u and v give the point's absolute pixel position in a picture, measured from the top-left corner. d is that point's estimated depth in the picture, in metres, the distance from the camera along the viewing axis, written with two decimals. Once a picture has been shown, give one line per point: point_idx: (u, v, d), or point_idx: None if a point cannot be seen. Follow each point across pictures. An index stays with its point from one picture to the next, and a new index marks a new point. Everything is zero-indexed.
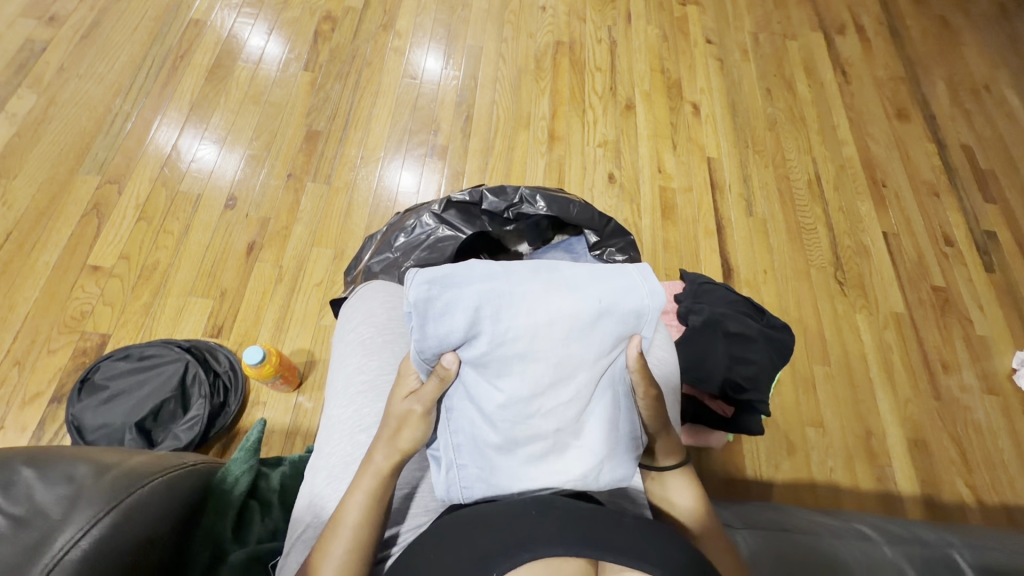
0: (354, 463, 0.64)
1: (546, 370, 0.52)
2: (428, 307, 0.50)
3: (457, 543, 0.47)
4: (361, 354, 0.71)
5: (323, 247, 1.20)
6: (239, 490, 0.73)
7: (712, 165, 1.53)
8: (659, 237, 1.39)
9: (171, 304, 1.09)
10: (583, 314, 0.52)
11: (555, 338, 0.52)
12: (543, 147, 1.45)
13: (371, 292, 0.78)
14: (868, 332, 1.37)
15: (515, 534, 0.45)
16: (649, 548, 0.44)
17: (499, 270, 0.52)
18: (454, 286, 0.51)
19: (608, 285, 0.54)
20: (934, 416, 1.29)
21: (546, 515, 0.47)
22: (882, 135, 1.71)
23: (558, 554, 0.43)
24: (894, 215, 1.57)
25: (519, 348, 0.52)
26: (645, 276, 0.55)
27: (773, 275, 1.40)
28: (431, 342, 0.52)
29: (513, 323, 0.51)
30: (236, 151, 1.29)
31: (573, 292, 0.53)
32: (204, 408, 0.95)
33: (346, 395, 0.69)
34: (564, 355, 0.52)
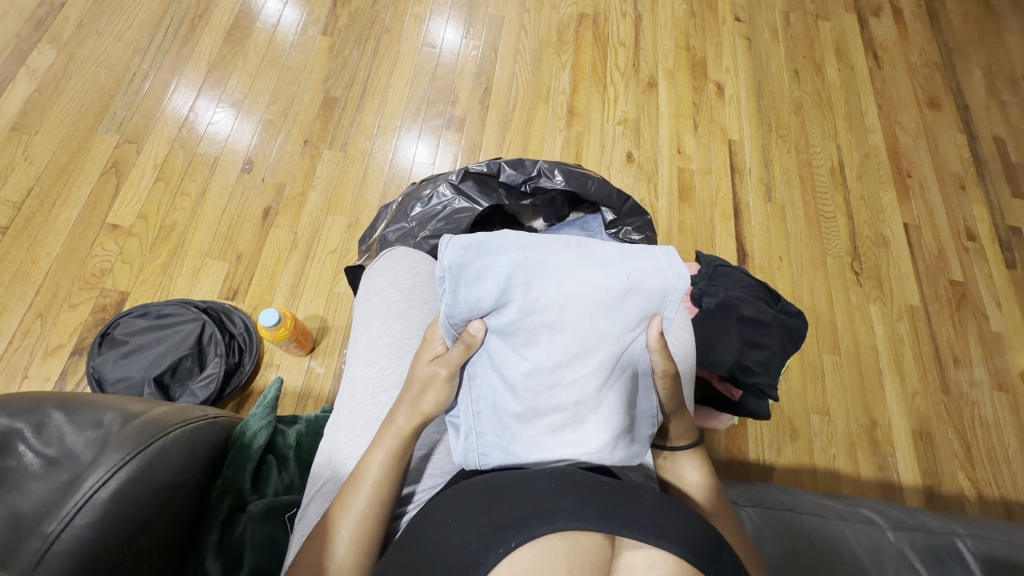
0: (374, 423, 0.65)
1: (571, 343, 0.53)
2: (461, 272, 0.51)
3: (476, 509, 0.48)
4: (384, 317, 0.72)
5: (338, 215, 1.21)
6: (258, 445, 0.74)
7: (733, 147, 1.50)
8: (674, 219, 1.37)
9: (189, 265, 1.10)
10: (610, 290, 0.53)
11: (583, 310, 0.52)
12: (561, 123, 1.43)
13: (395, 255, 0.78)
14: (881, 324, 1.35)
15: (535, 505, 0.45)
16: (667, 525, 0.45)
17: (532, 241, 0.53)
18: (488, 254, 0.51)
19: (637, 263, 0.54)
20: (941, 409, 1.29)
21: (564, 488, 0.47)
22: (910, 124, 1.66)
23: (577, 527, 0.43)
24: (916, 206, 1.53)
25: (547, 318, 0.52)
26: (672, 257, 0.55)
27: (789, 262, 1.38)
28: (461, 307, 0.52)
29: (546, 290, 0.51)
30: (253, 115, 1.28)
31: (603, 267, 0.53)
32: (220, 366, 0.97)
33: (368, 356, 0.70)
34: (591, 329, 0.53)
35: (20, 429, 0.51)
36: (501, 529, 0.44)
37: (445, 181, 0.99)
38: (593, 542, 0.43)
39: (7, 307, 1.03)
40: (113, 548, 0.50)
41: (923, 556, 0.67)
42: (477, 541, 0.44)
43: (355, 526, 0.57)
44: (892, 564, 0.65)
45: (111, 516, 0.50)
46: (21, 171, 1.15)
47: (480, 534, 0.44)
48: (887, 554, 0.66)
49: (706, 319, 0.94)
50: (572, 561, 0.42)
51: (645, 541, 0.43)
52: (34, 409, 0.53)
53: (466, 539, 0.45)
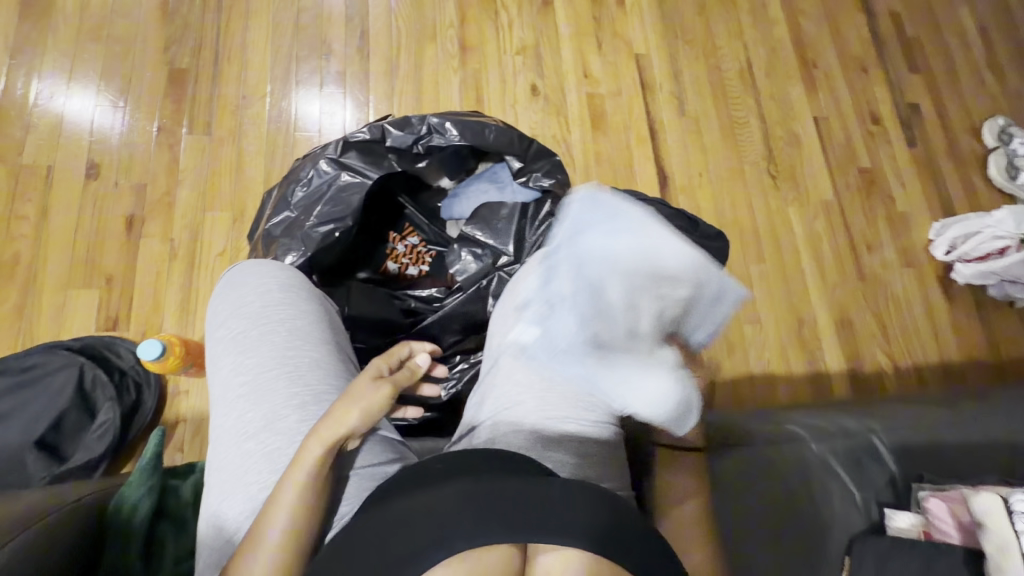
0: (247, 474, 0.58)
1: (577, 295, 0.57)
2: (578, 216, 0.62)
3: (378, 537, 0.45)
4: (233, 353, 0.64)
5: (218, 210, 1.06)
6: (143, 514, 0.60)
7: (641, 62, 1.41)
8: (590, 151, 1.30)
9: (50, 300, 0.95)
10: (621, 258, 0.57)
11: (594, 272, 0.58)
12: (455, 62, 1.28)
13: (239, 274, 0.71)
14: (800, 224, 1.39)
15: (435, 529, 0.44)
16: (571, 518, 0.45)
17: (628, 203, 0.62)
18: (599, 202, 0.62)
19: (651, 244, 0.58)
20: (859, 296, 1.36)
21: (464, 499, 0.46)
22: (813, 9, 1.62)
23: (478, 544, 0.44)
24: (824, 97, 1.53)
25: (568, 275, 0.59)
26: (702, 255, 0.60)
27: (709, 177, 1.36)
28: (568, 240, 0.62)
29: (644, 235, 0.58)
30: (84, 101, 1.07)
31: (617, 242, 0.58)
32: (114, 411, 0.86)
33: (226, 402, 0.63)
34: (599, 288, 0.57)
35: None
36: (405, 561, 0.43)
37: (326, 156, 0.86)
38: (496, 558, 0.44)
39: None
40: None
41: (844, 462, 0.75)
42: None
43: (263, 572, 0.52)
44: (817, 473, 0.74)
45: None
46: None
47: (381, 566, 0.43)
48: (813, 466, 0.74)
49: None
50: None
51: (548, 540, 0.44)
52: None
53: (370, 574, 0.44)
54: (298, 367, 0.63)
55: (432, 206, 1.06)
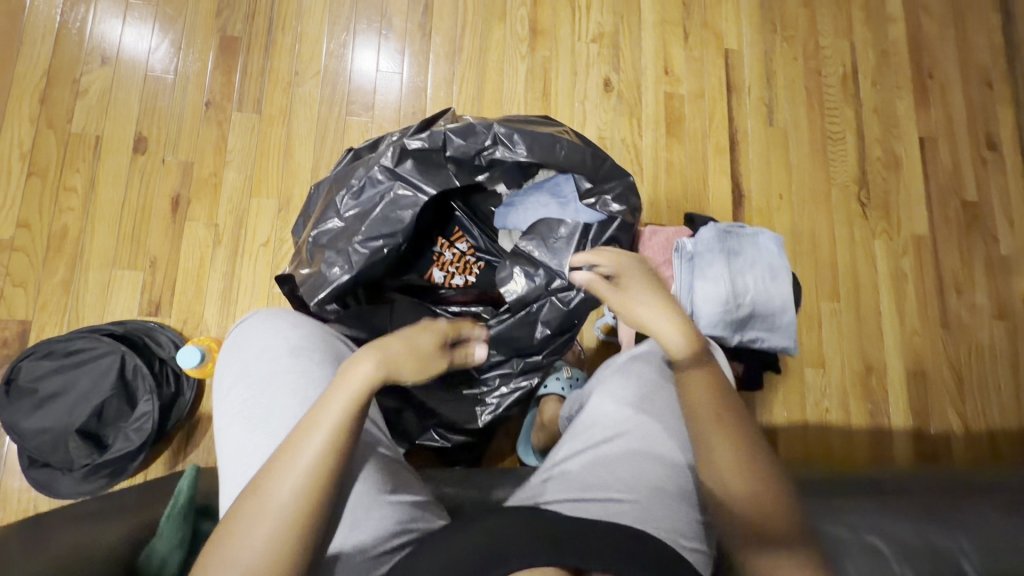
0: None
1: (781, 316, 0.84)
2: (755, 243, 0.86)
3: (439, 557, 0.51)
4: (241, 423, 0.62)
5: (264, 196, 1.01)
6: (172, 567, 0.61)
7: (730, 59, 1.26)
8: (661, 159, 1.18)
9: (94, 279, 0.94)
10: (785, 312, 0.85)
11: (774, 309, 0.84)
12: (524, 47, 1.16)
13: (247, 330, 0.68)
14: (885, 260, 1.25)
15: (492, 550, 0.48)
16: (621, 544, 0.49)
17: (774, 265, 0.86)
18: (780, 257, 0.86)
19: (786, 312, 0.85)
20: (939, 347, 1.23)
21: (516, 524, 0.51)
22: (938, 6, 1.40)
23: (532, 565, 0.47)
24: (935, 114, 1.34)
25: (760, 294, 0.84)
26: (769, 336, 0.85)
27: (790, 198, 1.23)
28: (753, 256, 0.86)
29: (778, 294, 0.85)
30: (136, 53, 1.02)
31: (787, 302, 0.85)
32: (153, 403, 0.85)
33: (235, 476, 0.60)
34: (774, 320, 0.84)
35: None
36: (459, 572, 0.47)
37: (382, 162, 0.79)
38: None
39: None
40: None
41: None
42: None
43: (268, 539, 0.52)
44: None
45: None
46: None
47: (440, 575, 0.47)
48: None
49: (705, 288, 0.83)
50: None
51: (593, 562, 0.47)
52: None
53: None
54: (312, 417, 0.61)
55: (482, 207, 0.99)
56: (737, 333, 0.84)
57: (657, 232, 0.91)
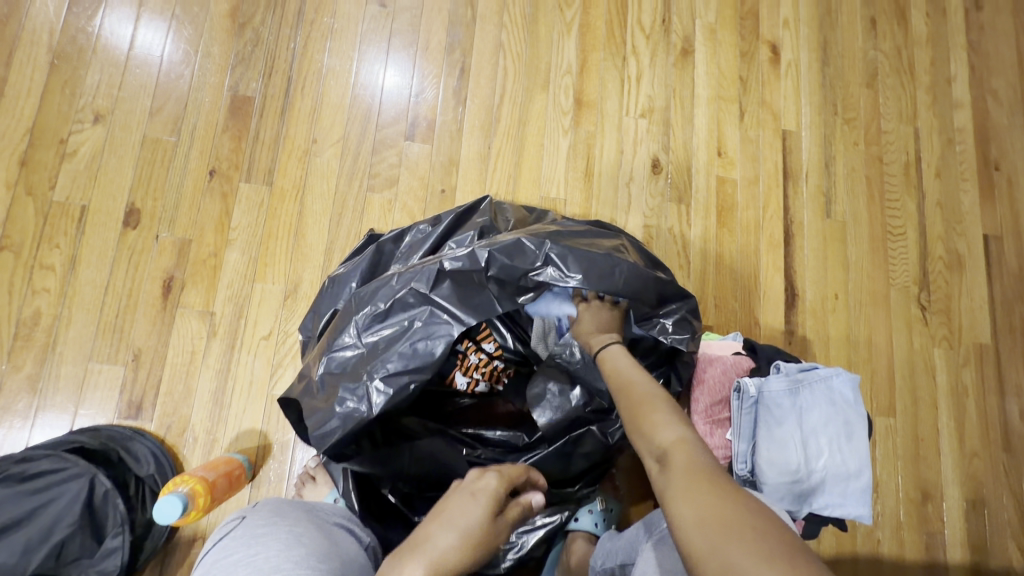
0: None
1: (856, 475, 0.72)
2: (829, 386, 0.75)
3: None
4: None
5: (269, 281, 0.89)
6: None
7: (788, 142, 1.15)
8: (710, 251, 1.07)
9: (68, 373, 0.82)
10: (861, 472, 0.73)
11: (851, 466, 0.72)
12: (567, 120, 1.05)
13: (226, 553, 0.55)
14: (945, 371, 1.14)
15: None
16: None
17: (851, 414, 0.74)
18: (856, 406, 0.75)
19: (861, 470, 0.73)
20: (1000, 471, 1.12)
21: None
22: (1006, 92, 1.30)
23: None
24: (1001, 210, 1.24)
25: (835, 451, 0.72)
26: (845, 499, 0.72)
27: (847, 298, 1.12)
28: (827, 401, 0.73)
29: (855, 447, 0.73)
30: (139, 108, 0.91)
31: (863, 458, 0.73)
32: (124, 537, 0.73)
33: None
34: (849, 480, 0.72)
35: None
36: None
37: (413, 280, 0.69)
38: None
39: None
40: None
41: None
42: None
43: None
44: None
45: None
46: None
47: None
48: None
49: (772, 451, 0.70)
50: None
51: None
52: None
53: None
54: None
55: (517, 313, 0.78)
56: (808, 505, 0.71)
57: (712, 363, 0.80)
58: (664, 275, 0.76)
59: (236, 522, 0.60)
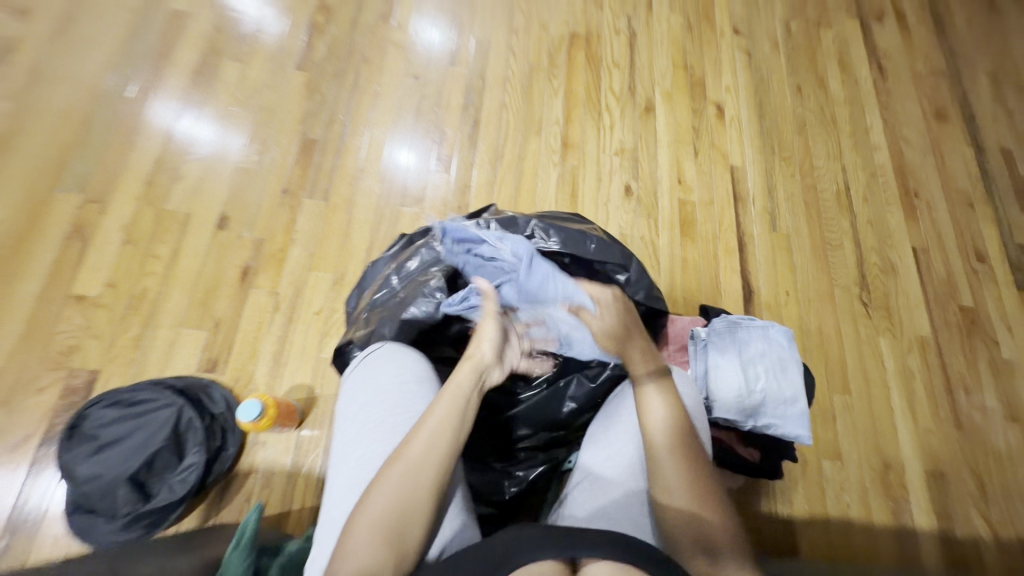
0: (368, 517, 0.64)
1: (792, 400, 0.89)
2: (765, 332, 0.94)
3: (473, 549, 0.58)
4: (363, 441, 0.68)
5: (322, 271, 1.13)
6: None
7: (736, 174, 1.43)
8: (676, 255, 1.31)
9: (163, 336, 1.03)
10: (799, 399, 0.89)
11: (788, 393, 0.89)
12: (556, 156, 1.35)
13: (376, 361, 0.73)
14: (892, 358, 1.31)
15: (507, 548, 0.57)
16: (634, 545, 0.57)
17: (785, 353, 0.92)
18: (790, 350, 0.93)
19: (799, 398, 0.89)
20: (954, 446, 1.25)
21: (526, 529, 0.59)
22: (917, 138, 1.60)
23: (540, 556, 0.56)
24: (924, 228, 1.48)
25: (772, 378, 0.89)
26: (784, 419, 0.89)
27: (797, 295, 1.33)
28: (762, 342, 0.92)
29: (790, 379, 0.90)
30: (233, 148, 1.21)
31: (798, 389, 0.90)
32: (202, 455, 0.91)
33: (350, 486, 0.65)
34: (788, 403, 0.89)
35: None
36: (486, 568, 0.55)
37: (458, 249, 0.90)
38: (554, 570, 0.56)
39: None
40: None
41: None
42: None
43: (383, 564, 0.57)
44: None
45: None
46: None
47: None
48: None
49: (720, 376, 0.88)
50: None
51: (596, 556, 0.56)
52: None
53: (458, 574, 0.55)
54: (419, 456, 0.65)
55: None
56: (753, 420, 0.89)
57: (675, 320, 1.00)
58: (621, 278, 0.92)
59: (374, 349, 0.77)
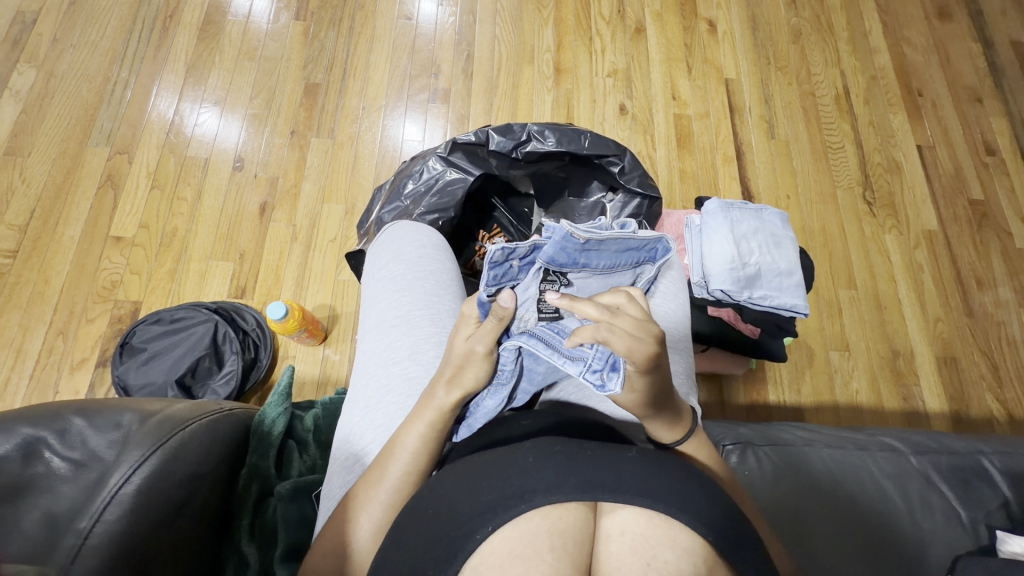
0: (390, 394, 0.61)
1: (788, 272, 0.94)
2: (759, 213, 0.99)
3: (477, 477, 0.45)
4: (390, 290, 0.67)
5: (334, 202, 1.20)
6: (278, 432, 0.65)
7: (731, 86, 1.44)
8: (674, 167, 1.34)
9: (195, 268, 1.12)
10: (794, 274, 0.94)
11: (783, 267, 0.94)
12: (550, 82, 1.38)
13: (391, 238, 0.72)
14: (899, 253, 1.31)
15: (517, 482, 0.43)
16: (684, 495, 0.42)
17: (781, 234, 0.97)
18: (786, 233, 0.98)
19: (796, 274, 0.94)
20: (966, 333, 1.25)
21: (546, 460, 0.44)
22: (919, 39, 1.56)
23: (557, 500, 0.42)
24: (930, 126, 1.46)
25: (766, 251, 0.95)
26: (783, 291, 0.93)
27: (797, 200, 1.34)
28: (757, 221, 0.98)
29: (787, 255, 0.96)
30: (242, 97, 1.28)
31: (796, 266, 0.95)
32: (238, 363, 0.99)
33: (378, 329, 0.65)
34: (785, 275, 0.94)
35: (41, 437, 0.47)
36: (484, 508, 0.42)
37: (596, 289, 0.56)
38: (574, 516, 0.41)
39: (28, 328, 1.06)
40: (131, 552, 0.44)
41: (946, 477, 0.65)
42: (464, 519, 0.42)
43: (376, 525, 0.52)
44: (912, 486, 0.65)
45: (140, 512, 0.46)
46: (20, 195, 1.15)
47: (453, 516, 0.43)
48: (910, 480, 0.65)
49: (713, 251, 0.94)
50: (554, 542, 0.40)
51: (629, 502, 0.41)
52: (51, 415, 0.48)
53: (447, 519, 0.43)
54: (440, 344, 0.63)
55: (521, 210, 1.09)
56: (749, 291, 0.93)
57: (669, 214, 1.04)
58: (617, 169, 0.97)
59: (389, 230, 0.74)
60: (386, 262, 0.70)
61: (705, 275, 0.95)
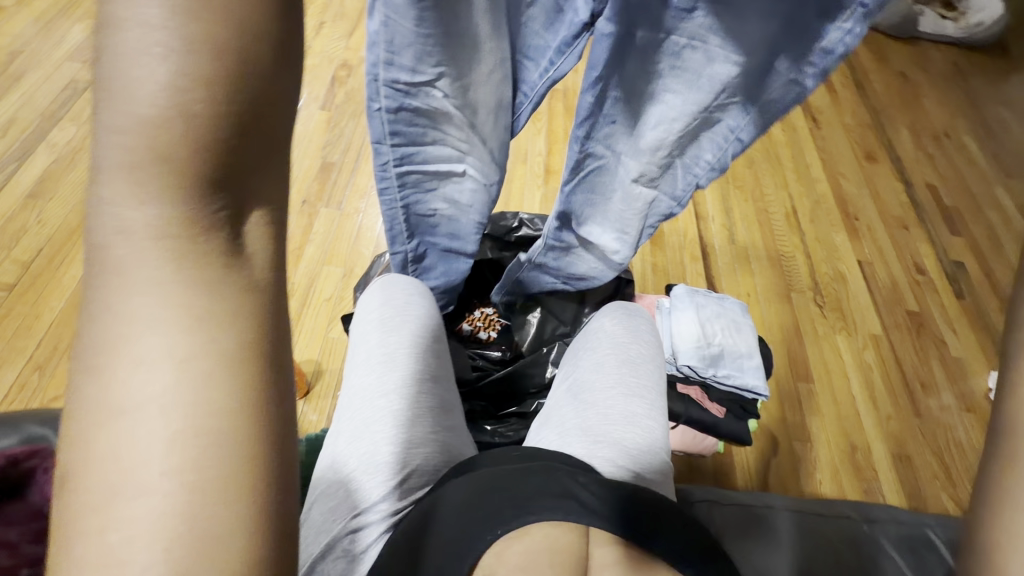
0: (377, 424, 0.60)
1: (749, 352, 1.04)
2: (720, 300, 1.12)
3: (477, 491, 0.49)
4: (379, 329, 0.68)
5: (333, 265, 1.29)
6: None
7: (696, 198, 1.65)
8: (648, 262, 1.49)
9: None
10: (755, 355, 1.04)
11: (744, 348, 1.04)
12: (540, 180, 1.57)
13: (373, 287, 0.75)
14: (849, 353, 1.44)
15: (520, 500, 0.48)
16: (659, 527, 0.49)
17: (743, 321, 1.09)
18: (747, 319, 1.10)
19: (756, 356, 1.04)
20: (916, 432, 1.34)
21: (545, 483, 0.50)
22: (852, 174, 1.85)
23: (555, 521, 0.48)
24: (867, 245, 1.67)
25: (726, 332, 1.05)
26: (746, 369, 1.02)
27: (757, 298, 1.49)
28: (718, 307, 1.10)
29: (748, 337, 1.06)
30: None
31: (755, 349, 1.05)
32: None
33: (364, 365, 0.65)
34: (746, 356, 1.04)
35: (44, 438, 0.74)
36: (489, 520, 0.47)
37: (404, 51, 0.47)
38: (567, 541, 0.47)
39: (6, 361, 1.05)
40: None
41: None
42: (464, 531, 0.47)
43: (165, 517, 0.24)
44: None
45: None
46: (31, 234, 1.20)
47: (465, 525, 0.47)
48: None
49: (682, 331, 1.04)
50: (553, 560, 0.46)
51: (611, 531, 0.48)
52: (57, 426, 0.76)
53: (445, 534, 0.47)
54: (422, 382, 0.65)
55: None
56: (714, 368, 1.01)
57: (642, 297, 1.15)
58: None
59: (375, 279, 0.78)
60: (372, 301, 0.72)
61: (674, 351, 1.03)
